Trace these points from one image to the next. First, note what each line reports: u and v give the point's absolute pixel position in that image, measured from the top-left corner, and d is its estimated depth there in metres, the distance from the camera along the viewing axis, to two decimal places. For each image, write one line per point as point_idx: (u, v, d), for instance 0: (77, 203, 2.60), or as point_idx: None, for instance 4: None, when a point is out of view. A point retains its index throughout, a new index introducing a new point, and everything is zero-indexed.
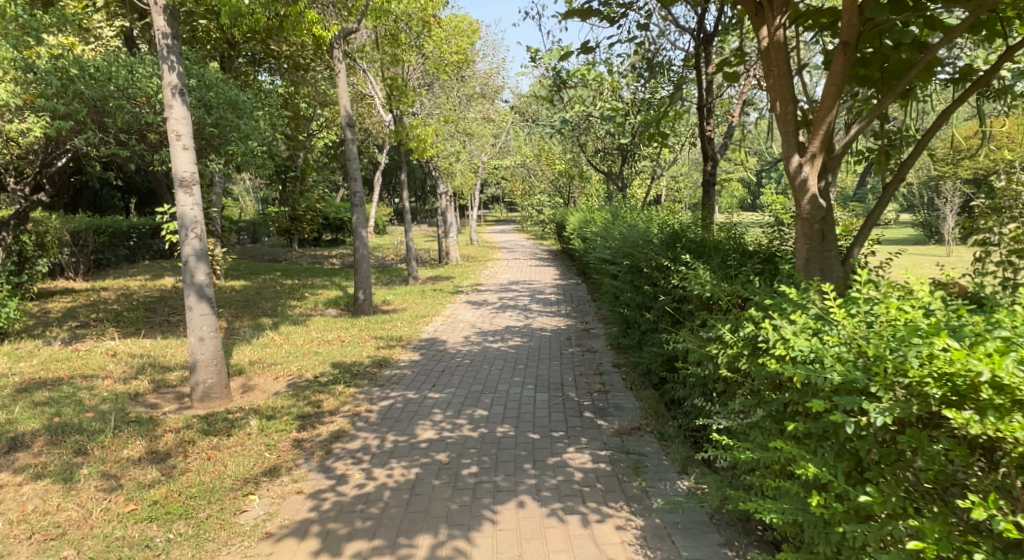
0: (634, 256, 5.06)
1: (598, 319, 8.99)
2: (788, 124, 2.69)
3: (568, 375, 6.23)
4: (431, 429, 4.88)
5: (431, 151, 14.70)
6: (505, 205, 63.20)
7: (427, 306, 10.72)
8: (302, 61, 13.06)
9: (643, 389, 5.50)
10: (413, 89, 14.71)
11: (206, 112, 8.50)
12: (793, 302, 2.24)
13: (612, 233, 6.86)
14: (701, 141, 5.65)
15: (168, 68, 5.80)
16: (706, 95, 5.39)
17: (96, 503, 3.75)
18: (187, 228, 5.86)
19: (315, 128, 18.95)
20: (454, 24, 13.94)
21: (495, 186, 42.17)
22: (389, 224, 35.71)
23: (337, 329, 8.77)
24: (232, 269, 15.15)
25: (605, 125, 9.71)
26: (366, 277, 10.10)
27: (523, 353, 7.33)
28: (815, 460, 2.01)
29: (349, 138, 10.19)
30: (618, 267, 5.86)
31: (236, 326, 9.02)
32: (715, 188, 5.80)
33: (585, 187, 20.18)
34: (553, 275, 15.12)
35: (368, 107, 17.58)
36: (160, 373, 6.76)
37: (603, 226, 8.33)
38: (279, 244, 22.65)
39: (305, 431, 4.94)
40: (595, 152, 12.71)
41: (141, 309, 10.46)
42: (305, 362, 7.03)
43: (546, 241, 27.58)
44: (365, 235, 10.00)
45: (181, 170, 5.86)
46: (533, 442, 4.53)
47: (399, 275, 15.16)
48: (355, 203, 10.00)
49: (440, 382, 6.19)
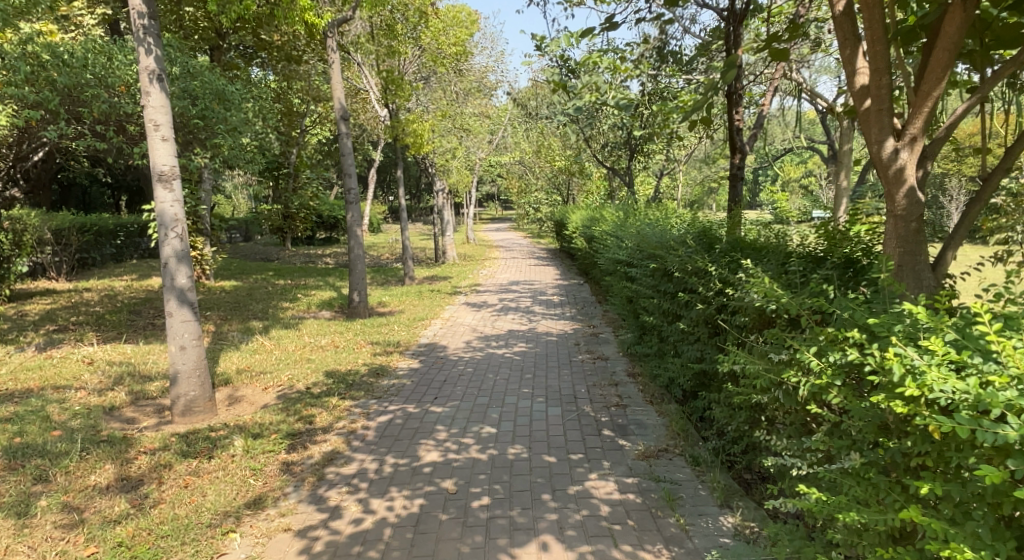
0: (659, 257, 4.60)
1: (607, 322, 8.53)
2: (885, 100, 2.21)
3: (580, 386, 5.76)
4: (435, 449, 4.39)
5: (429, 147, 14.20)
6: (501, 203, 62.72)
7: (425, 308, 10.24)
8: (294, 52, 12.54)
9: (666, 404, 5.03)
10: (410, 83, 14.19)
11: (190, 102, 7.97)
12: (913, 324, 1.81)
13: (625, 232, 6.39)
14: (730, 131, 5.24)
15: (145, 51, 5.29)
16: (736, 80, 4.97)
17: (52, 546, 3.27)
18: (167, 226, 5.35)
19: (309, 124, 18.47)
20: (452, 14, 13.45)
21: (492, 184, 41.68)
22: (384, 222, 35.17)
23: (330, 333, 8.26)
24: (222, 269, 14.63)
25: (614, 117, 9.23)
26: (361, 278, 9.61)
27: (530, 360, 6.84)
28: (960, 534, 1.61)
29: (343, 132, 9.67)
30: (637, 268, 5.39)
31: (223, 330, 8.51)
32: (743, 182, 5.38)
33: (586, 185, 19.71)
34: (553, 275, 14.66)
35: (363, 101, 17.08)
36: (138, 384, 6.25)
37: (614, 223, 7.88)
38: (272, 242, 22.10)
39: (294, 452, 4.45)
40: (599, 148, 12.25)
41: (124, 311, 9.93)
42: (295, 370, 6.53)
43: (544, 240, 27.11)
44: (360, 233, 9.55)
45: (160, 163, 5.35)
46: (550, 466, 4.05)
47: (395, 275, 14.67)
48: (350, 201, 9.51)
49: (442, 393, 5.70)
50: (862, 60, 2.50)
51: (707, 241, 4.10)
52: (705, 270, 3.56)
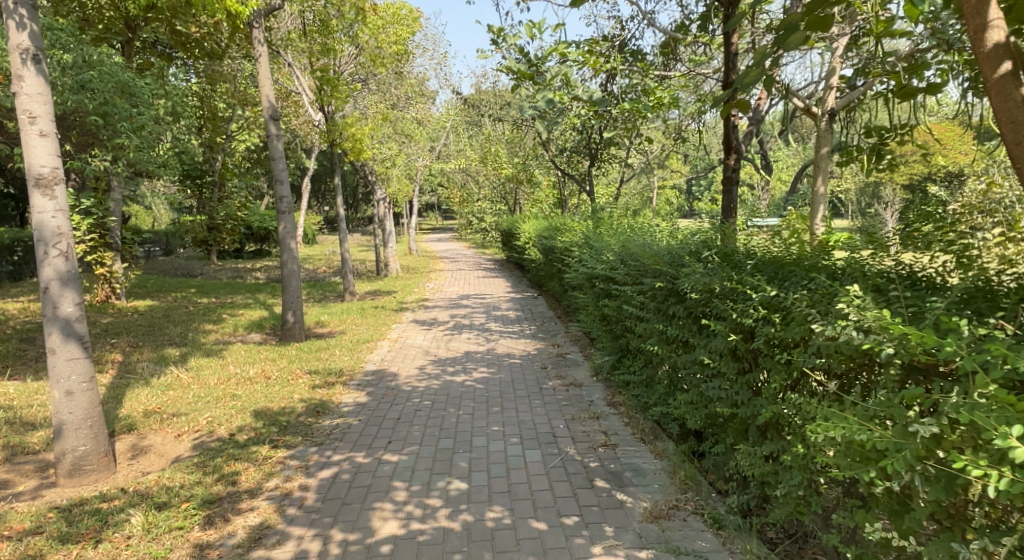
0: (660, 274, 3.91)
1: (572, 340, 7.83)
2: None
3: (557, 422, 4.98)
4: (394, 518, 3.52)
5: (367, 153, 13.20)
6: (440, 214, 61.63)
7: (369, 328, 9.28)
8: (216, 48, 11.37)
9: (663, 442, 4.33)
10: (347, 84, 13.17)
11: (87, 97, 6.81)
12: None
13: (603, 244, 5.69)
14: (725, 129, 4.60)
15: (14, 23, 4.20)
16: (735, 66, 4.33)
17: None
18: (47, 242, 4.29)
19: (236, 129, 17.19)
20: (391, 11, 12.53)
21: (431, 192, 40.59)
22: (319, 233, 33.59)
23: (261, 361, 7.22)
24: (138, 287, 13.22)
25: (574, 119, 8.55)
26: (296, 296, 8.59)
27: (493, 388, 6.03)
28: None
29: (274, 134, 8.61)
30: (621, 287, 4.68)
31: (133, 361, 7.34)
32: (738, 186, 4.73)
33: (533, 193, 19.04)
34: (504, 288, 13.88)
35: (295, 104, 15.95)
36: (17, 435, 5.08)
37: (583, 234, 7.18)
38: (196, 256, 20.49)
39: (212, 527, 3.51)
40: (554, 154, 11.58)
41: (14, 339, 8.54)
42: (216, 411, 5.49)
43: (489, 251, 26.30)
44: (295, 246, 8.55)
45: (37, 164, 4.29)
46: (541, 537, 3.26)
47: (334, 291, 13.59)
48: (282, 210, 8.49)
49: (396, 436, 4.82)
50: (995, 12, 2.02)
51: (722, 253, 3.40)
52: (740, 292, 2.87)
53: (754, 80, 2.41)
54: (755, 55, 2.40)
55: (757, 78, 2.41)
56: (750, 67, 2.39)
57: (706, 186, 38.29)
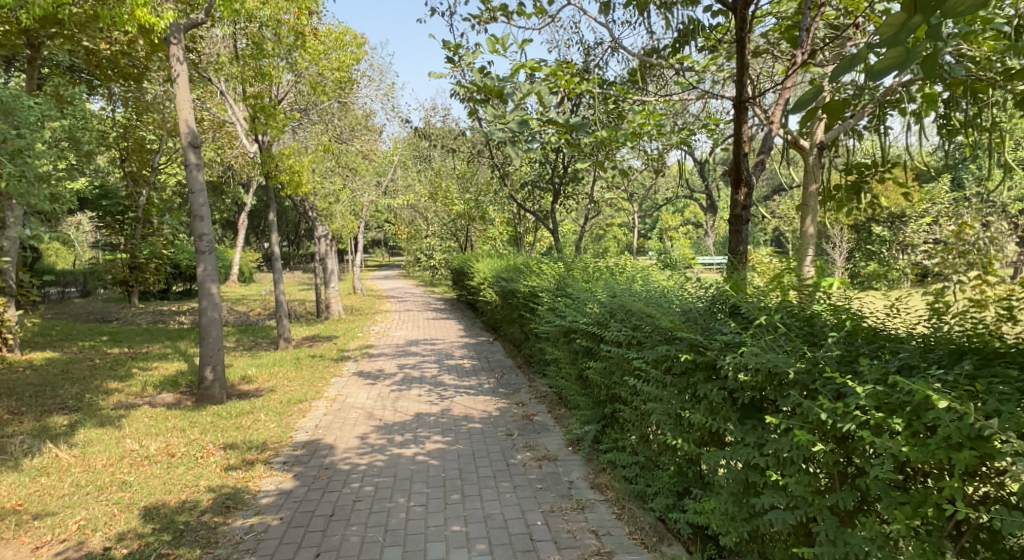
0: (676, 339, 3.07)
1: (537, 397, 6.91)
2: None
3: (534, 516, 4.00)
4: None
5: (307, 187, 12.07)
6: (385, 250, 60.09)
7: (303, 383, 8.10)
8: (132, 69, 10.10)
9: (670, 548, 3.41)
10: (285, 114, 12.08)
11: None
12: None
13: (584, 292, 4.84)
14: (735, 158, 3.83)
15: None
16: (751, 82, 3.64)
17: None
18: None
19: (164, 161, 15.86)
20: (334, 36, 11.59)
21: (378, 228, 39.39)
22: (257, 272, 31.71)
23: (169, 432, 5.99)
24: (41, 336, 11.65)
25: (537, 152, 7.76)
26: (216, 347, 7.40)
27: (450, 465, 5.00)
28: None
29: (193, 163, 7.40)
30: (614, 349, 3.79)
31: (6, 435, 5.99)
32: (749, 225, 3.90)
33: (485, 230, 18.17)
34: (456, 332, 12.86)
35: (228, 134, 14.73)
36: None
37: (554, 277, 6.32)
38: (117, 298, 18.70)
39: None
40: (512, 189, 10.76)
41: None
42: (93, 509, 4.27)
43: (440, 289, 25.25)
44: (216, 290, 7.41)
45: None
46: None
47: (267, 337, 12.30)
48: (202, 249, 7.34)
49: (327, 544, 3.76)
50: None
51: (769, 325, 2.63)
52: (828, 383, 2.13)
53: (893, 63, 1.88)
54: (889, 27, 1.86)
55: (898, 58, 1.88)
56: (885, 47, 1.86)
57: (653, 224, 38.38)
